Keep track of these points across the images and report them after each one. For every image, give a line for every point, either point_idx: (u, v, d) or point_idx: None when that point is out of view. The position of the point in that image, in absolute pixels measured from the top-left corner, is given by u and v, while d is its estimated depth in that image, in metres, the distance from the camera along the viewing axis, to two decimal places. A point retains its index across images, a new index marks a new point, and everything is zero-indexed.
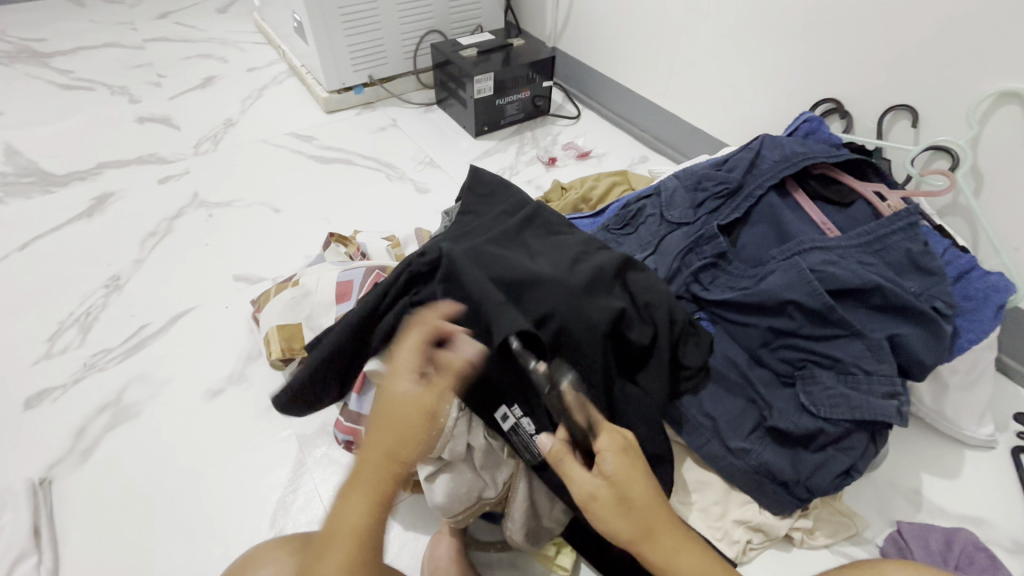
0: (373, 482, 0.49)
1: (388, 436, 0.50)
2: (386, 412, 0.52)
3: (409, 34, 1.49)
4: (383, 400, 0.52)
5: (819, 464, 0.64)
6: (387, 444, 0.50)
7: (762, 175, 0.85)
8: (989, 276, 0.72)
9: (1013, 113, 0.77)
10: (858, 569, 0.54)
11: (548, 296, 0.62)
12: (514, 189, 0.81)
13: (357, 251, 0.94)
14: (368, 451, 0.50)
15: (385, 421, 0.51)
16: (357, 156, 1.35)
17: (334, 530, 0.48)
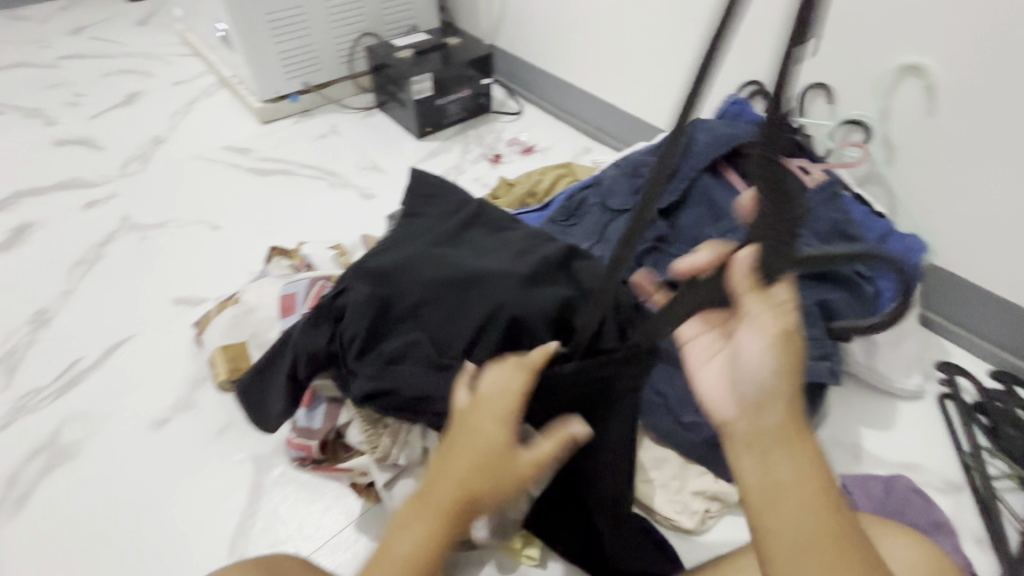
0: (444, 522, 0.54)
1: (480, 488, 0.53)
2: (478, 471, 0.53)
3: (342, 38, 1.46)
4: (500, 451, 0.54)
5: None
6: (462, 501, 0.54)
7: (694, 157, 0.88)
8: (906, 238, 0.78)
9: (914, 85, 0.83)
10: None
11: (490, 290, 0.65)
12: (455, 188, 0.81)
13: (303, 263, 0.93)
14: (436, 499, 0.54)
15: (476, 470, 0.53)
16: (297, 166, 1.31)
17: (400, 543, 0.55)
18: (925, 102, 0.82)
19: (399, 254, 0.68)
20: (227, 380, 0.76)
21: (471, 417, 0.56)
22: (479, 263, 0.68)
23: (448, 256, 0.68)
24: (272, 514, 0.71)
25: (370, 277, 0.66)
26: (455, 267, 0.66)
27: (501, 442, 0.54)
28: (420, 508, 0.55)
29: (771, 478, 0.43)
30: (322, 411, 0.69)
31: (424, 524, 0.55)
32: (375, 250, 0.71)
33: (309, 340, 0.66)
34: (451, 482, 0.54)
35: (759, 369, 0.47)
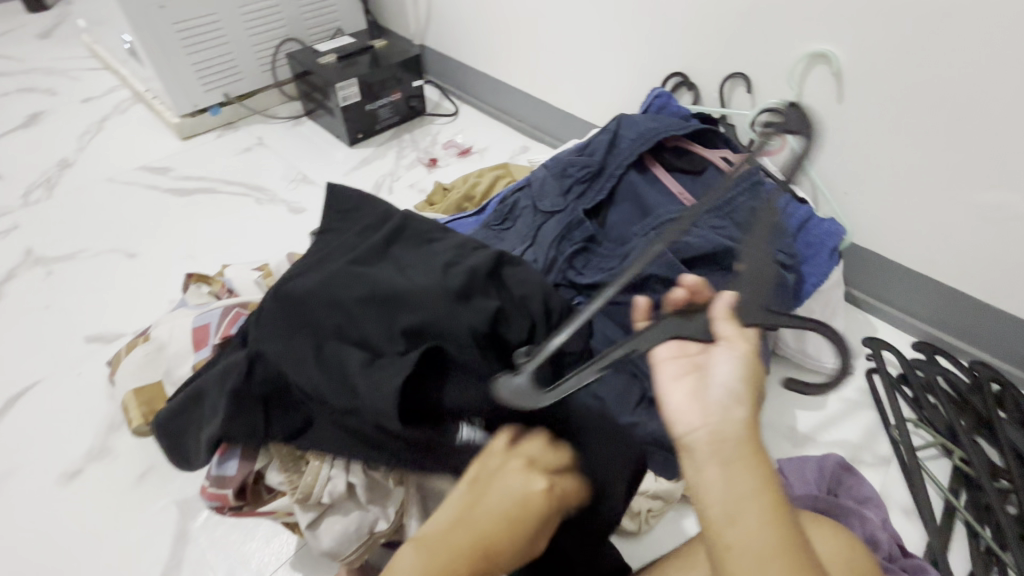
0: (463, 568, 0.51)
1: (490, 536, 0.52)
2: (521, 525, 0.53)
3: (262, 45, 1.39)
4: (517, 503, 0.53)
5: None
6: (497, 542, 0.52)
7: (621, 155, 0.88)
8: (824, 224, 0.81)
9: (823, 72, 0.84)
10: None
11: (415, 308, 0.61)
12: (378, 200, 0.77)
13: (223, 288, 0.88)
14: (470, 540, 0.52)
15: (521, 513, 0.53)
16: (221, 183, 1.24)
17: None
18: (834, 87, 0.84)
19: (307, 287, 0.62)
20: (144, 425, 0.72)
21: (517, 468, 0.55)
22: (402, 281, 0.64)
23: (368, 274, 0.64)
24: (199, 562, 0.67)
25: (280, 303, 0.60)
26: (377, 285, 0.62)
27: (545, 500, 0.54)
28: (445, 541, 0.52)
29: (731, 489, 0.41)
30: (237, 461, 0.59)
31: (452, 552, 0.52)
32: (277, 286, 0.63)
33: (237, 426, 0.57)
34: (502, 523, 0.53)
35: (726, 382, 0.46)
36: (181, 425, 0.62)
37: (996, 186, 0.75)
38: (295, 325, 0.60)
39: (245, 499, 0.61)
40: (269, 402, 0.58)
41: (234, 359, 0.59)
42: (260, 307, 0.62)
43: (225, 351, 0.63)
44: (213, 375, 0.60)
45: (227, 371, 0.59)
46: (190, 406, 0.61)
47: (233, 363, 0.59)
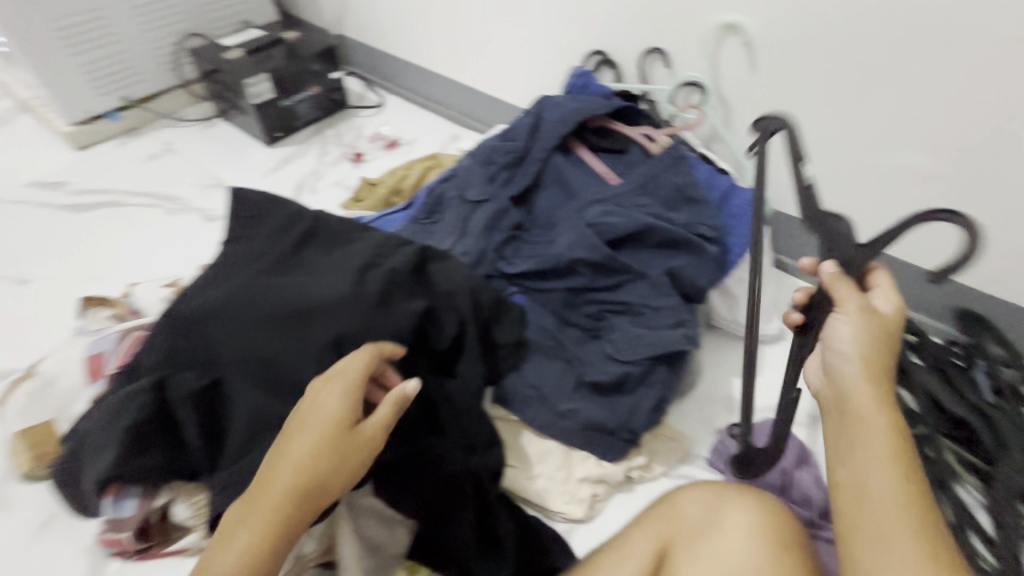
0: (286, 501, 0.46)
1: (322, 468, 0.47)
2: (325, 443, 0.48)
3: (160, 42, 1.28)
4: (364, 446, 0.49)
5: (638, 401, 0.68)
6: (312, 476, 0.47)
7: (544, 138, 0.86)
8: (746, 194, 0.81)
9: (735, 42, 0.85)
10: (661, 509, 0.54)
11: (330, 319, 0.57)
12: (284, 200, 0.70)
13: (128, 310, 0.80)
14: (276, 488, 0.46)
15: (319, 438, 0.48)
16: (125, 194, 1.14)
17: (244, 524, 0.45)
18: (747, 58, 0.85)
19: (208, 304, 0.56)
20: (36, 469, 0.65)
21: (305, 397, 0.51)
22: (317, 288, 0.59)
23: (275, 285, 0.58)
24: None
25: (179, 327, 0.55)
26: (287, 297, 0.58)
27: (345, 409, 0.50)
28: (247, 508, 0.46)
29: (861, 450, 0.46)
30: (132, 502, 0.53)
31: (263, 512, 0.46)
32: (172, 308, 0.56)
33: (135, 467, 0.52)
34: (295, 457, 0.48)
35: (843, 343, 0.51)
36: (66, 470, 0.55)
37: (902, 146, 0.78)
38: (197, 348, 0.54)
39: (151, 539, 0.55)
40: (174, 437, 0.53)
41: (124, 393, 0.52)
42: (154, 330, 0.56)
43: (114, 382, 0.56)
44: (99, 411, 0.53)
45: (115, 408, 0.52)
46: (75, 451, 0.55)
47: (122, 397, 0.52)
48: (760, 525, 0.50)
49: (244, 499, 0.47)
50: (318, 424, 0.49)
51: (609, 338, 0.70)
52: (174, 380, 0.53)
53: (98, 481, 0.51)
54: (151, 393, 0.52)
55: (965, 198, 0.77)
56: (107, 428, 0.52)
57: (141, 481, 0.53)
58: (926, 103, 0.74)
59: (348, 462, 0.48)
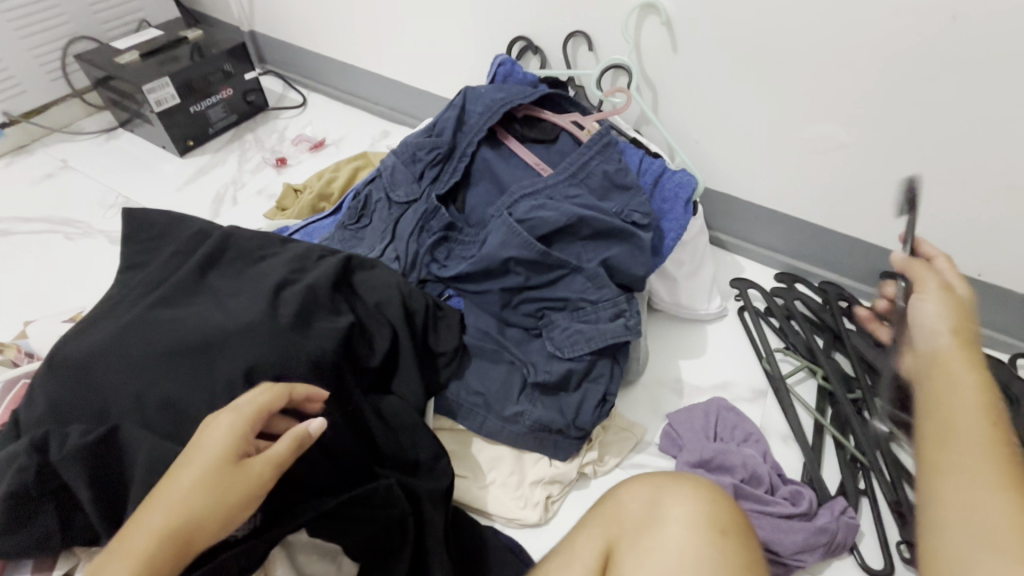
0: (158, 544, 0.41)
1: (198, 509, 0.42)
2: (200, 480, 0.43)
3: (42, 49, 1.15)
4: (248, 484, 0.44)
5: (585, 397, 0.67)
6: (189, 512, 0.42)
7: (470, 132, 0.82)
8: (676, 175, 0.80)
9: (655, 23, 0.84)
10: (605, 506, 0.54)
11: (241, 348, 0.53)
12: (189, 218, 0.65)
13: (22, 352, 0.73)
14: (143, 530, 0.41)
15: (197, 477, 0.43)
16: (16, 221, 1.03)
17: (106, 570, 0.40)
18: (667, 39, 0.84)
19: (98, 345, 0.52)
20: None
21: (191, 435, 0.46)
22: (223, 316, 0.55)
23: (180, 318, 0.55)
24: None
25: (69, 375, 0.51)
26: (193, 330, 0.54)
27: (227, 445, 0.45)
28: (113, 552, 0.41)
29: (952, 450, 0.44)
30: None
31: (127, 556, 0.40)
32: (56, 354, 0.52)
33: (22, 537, 0.46)
34: (170, 499, 0.42)
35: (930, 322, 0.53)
36: None
37: (820, 119, 0.80)
38: (88, 396, 0.50)
39: None
40: (65, 500, 0.48)
41: (1, 456, 0.46)
42: (37, 380, 0.51)
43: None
44: None
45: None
46: None
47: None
48: (699, 514, 0.50)
49: (116, 538, 0.42)
50: (199, 460, 0.44)
51: (549, 335, 0.68)
52: (57, 435, 0.47)
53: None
54: (31, 455, 0.46)
55: (880, 165, 0.79)
56: None
57: (31, 554, 0.47)
58: (838, 75, 0.75)
59: (229, 503, 0.43)
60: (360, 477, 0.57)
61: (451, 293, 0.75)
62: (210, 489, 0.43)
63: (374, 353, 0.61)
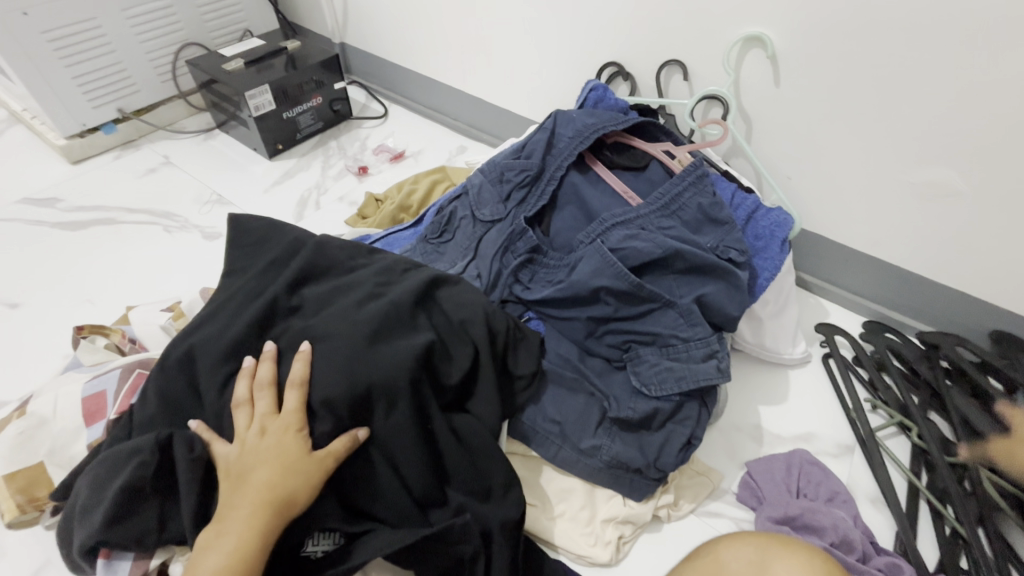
0: (261, 517, 0.49)
1: (286, 490, 0.50)
2: (284, 466, 0.51)
3: (157, 52, 1.24)
4: (318, 466, 0.52)
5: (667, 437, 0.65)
6: (280, 491, 0.50)
7: (560, 156, 0.82)
8: (772, 213, 0.78)
9: (759, 56, 0.81)
10: (701, 556, 0.55)
11: (331, 357, 0.56)
12: (289, 227, 0.68)
13: (124, 338, 0.78)
14: (245, 507, 0.49)
15: (280, 466, 0.51)
16: (121, 211, 1.10)
17: (220, 541, 0.48)
18: (770, 72, 0.82)
19: (207, 350, 0.57)
20: (19, 518, 0.60)
21: (252, 432, 0.53)
22: (312, 331, 0.58)
23: (282, 330, 0.60)
24: None
25: (185, 376, 0.57)
26: (295, 341, 0.58)
27: (297, 439, 0.53)
28: (219, 524, 0.49)
29: None
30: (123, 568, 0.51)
31: (239, 527, 0.48)
32: (170, 353, 0.57)
33: (123, 531, 0.51)
34: (257, 483, 0.50)
35: None
36: (64, 528, 0.54)
37: (934, 163, 0.75)
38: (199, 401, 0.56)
39: None
40: (169, 496, 0.53)
41: (125, 449, 0.52)
42: (153, 378, 0.57)
43: (112, 435, 0.57)
44: (93, 468, 0.53)
45: (110, 465, 0.52)
46: (70, 507, 0.54)
47: (121, 456, 0.52)
48: None
49: (218, 513, 0.50)
50: (277, 452, 0.52)
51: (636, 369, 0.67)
52: (178, 436, 0.53)
53: (85, 546, 0.50)
54: (152, 450, 0.52)
55: (1001, 217, 0.73)
56: (101, 483, 0.52)
57: (128, 547, 0.51)
58: (960, 119, 0.70)
59: (309, 482, 0.51)
60: (431, 502, 0.58)
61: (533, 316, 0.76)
62: (291, 472, 0.51)
63: (452, 370, 0.61)
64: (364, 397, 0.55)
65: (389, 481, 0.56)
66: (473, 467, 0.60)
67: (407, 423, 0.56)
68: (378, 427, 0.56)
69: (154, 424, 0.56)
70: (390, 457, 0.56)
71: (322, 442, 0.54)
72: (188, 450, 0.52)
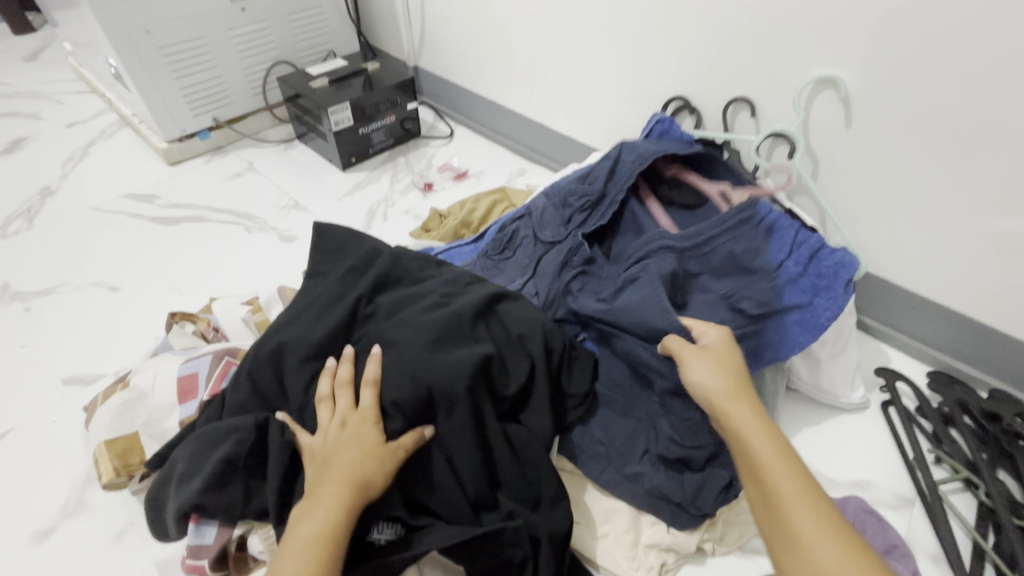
0: (346, 496, 0.53)
1: (366, 472, 0.54)
2: (364, 452, 0.55)
3: (252, 68, 1.36)
4: (392, 455, 0.56)
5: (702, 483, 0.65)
6: (361, 473, 0.54)
7: (620, 182, 0.85)
8: (836, 253, 0.76)
9: (831, 97, 0.82)
10: None
11: (401, 359, 0.60)
12: (365, 237, 0.74)
13: (208, 325, 0.85)
14: (332, 486, 0.53)
15: (360, 453, 0.55)
16: (209, 210, 1.20)
17: (313, 515, 0.51)
18: (842, 114, 0.82)
19: (295, 344, 0.62)
20: (115, 479, 0.67)
21: (332, 426, 0.58)
22: (385, 334, 0.63)
23: (360, 333, 0.65)
24: None
25: (267, 370, 0.62)
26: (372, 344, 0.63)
27: (373, 430, 0.57)
28: (309, 503, 0.52)
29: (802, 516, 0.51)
30: (206, 535, 0.58)
31: (327, 504, 0.52)
32: (261, 345, 0.63)
33: (217, 498, 0.57)
34: (341, 466, 0.54)
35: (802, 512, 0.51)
36: (160, 493, 0.60)
37: (1016, 214, 0.73)
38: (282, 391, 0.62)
39: (229, 567, 0.60)
40: (255, 474, 0.59)
41: (223, 428, 0.59)
42: (244, 366, 0.62)
43: (207, 415, 0.64)
44: (190, 443, 0.59)
45: (208, 440, 0.58)
46: (165, 473, 0.60)
47: (217, 434, 0.58)
48: None
49: (308, 493, 0.54)
50: (356, 440, 0.56)
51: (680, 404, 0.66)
52: (270, 424, 0.58)
53: (181, 511, 0.56)
54: (247, 432, 0.58)
55: None
56: (197, 457, 0.58)
57: (217, 514, 0.57)
58: None
59: (384, 468, 0.55)
60: (484, 505, 0.60)
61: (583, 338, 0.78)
62: (369, 458, 0.55)
63: (509, 381, 0.64)
64: (429, 399, 0.59)
65: (450, 480, 0.59)
66: (524, 478, 0.62)
67: (465, 427, 0.59)
68: (440, 428, 0.60)
69: (244, 408, 0.62)
70: (450, 456, 0.60)
71: (393, 436, 0.59)
72: (280, 434, 0.58)
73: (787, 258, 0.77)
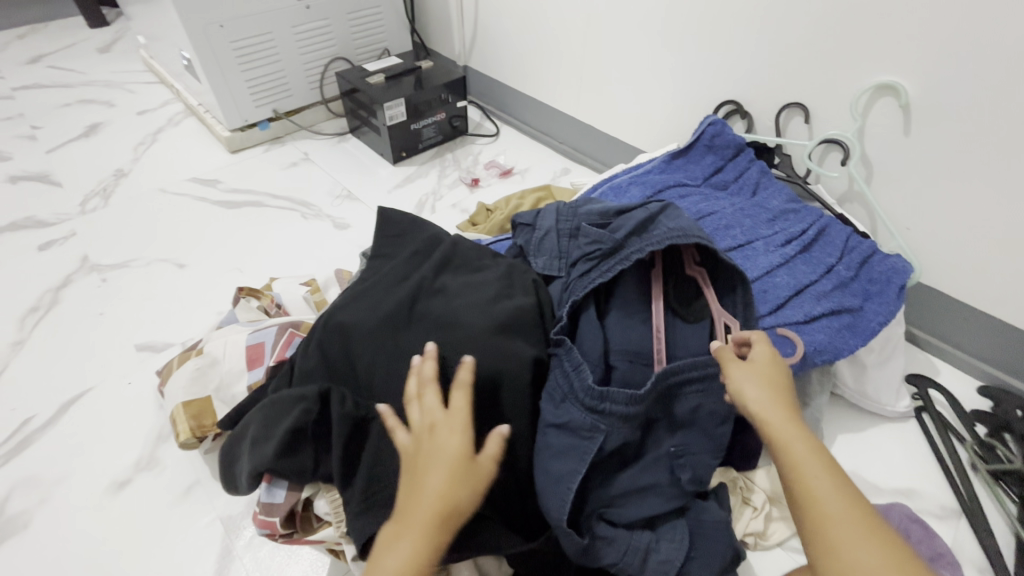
0: (435, 523, 0.48)
1: (458, 496, 0.50)
2: (455, 472, 0.50)
3: (312, 64, 1.43)
4: (481, 476, 0.52)
5: (699, 537, 0.61)
6: (452, 499, 0.49)
7: (647, 242, 0.64)
8: (889, 260, 0.78)
9: (890, 104, 0.82)
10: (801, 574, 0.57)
11: (464, 344, 0.63)
12: (427, 224, 0.77)
13: (271, 302, 0.88)
14: (422, 510, 0.49)
15: (452, 473, 0.50)
16: (267, 197, 1.27)
17: (401, 543, 0.47)
18: (901, 122, 0.82)
19: (361, 320, 0.65)
20: (191, 439, 0.71)
21: (423, 439, 0.53)
22: (447, 316, 0.66)
23: (422, 315, 0.67)
24: None
25: (335, 344, 0.65)
26: (432, 326, 0.66)
27: (464, 447, 0.52)
28: (399, 527, 0.48)
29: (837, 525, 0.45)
30: (274, 496, 0.62)
31: (416, 533, 0.48)
32: (330, 319, 0.66)
33: (289, 463, 0.61)
34: (432, 487, 0.49)
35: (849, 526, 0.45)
36: (229, 450, 0.65)
37: None
38: (347, 365, 0.65)
39: (295, 527, 0.64)
40: (322, 445, 0.63)
41: (293, 396, 0.62)
42: (313, 337, 0.66)
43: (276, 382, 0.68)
44: (261, 410, 0.63)
45: (278, 408, 0.62)
46: (237, 433, 0.65)
47: (288, 401, 0.62)
48: None
49: (397, 515, 0.49)
50: (448, 457, 0.51)
51: (684, 459, 0.61)
52: (335, 394, 0.62)
53: (255, 472, 0.60)
54: (315, 402, 0.61)
55: None
56: (270, 423, 0.62)
57: (289, 478, 0.61)
58: None
59: (474, 491, 0.51)
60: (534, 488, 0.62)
61: (593, 435, 0.59)
62: (460, 481, 0.50)
63: None
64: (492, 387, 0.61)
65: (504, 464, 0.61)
66: None
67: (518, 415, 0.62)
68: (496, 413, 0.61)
69: (312, 376, 0.65)
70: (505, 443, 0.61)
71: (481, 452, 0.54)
72: (342, 406, 0.61)
73: (839, 262, 0.78)
